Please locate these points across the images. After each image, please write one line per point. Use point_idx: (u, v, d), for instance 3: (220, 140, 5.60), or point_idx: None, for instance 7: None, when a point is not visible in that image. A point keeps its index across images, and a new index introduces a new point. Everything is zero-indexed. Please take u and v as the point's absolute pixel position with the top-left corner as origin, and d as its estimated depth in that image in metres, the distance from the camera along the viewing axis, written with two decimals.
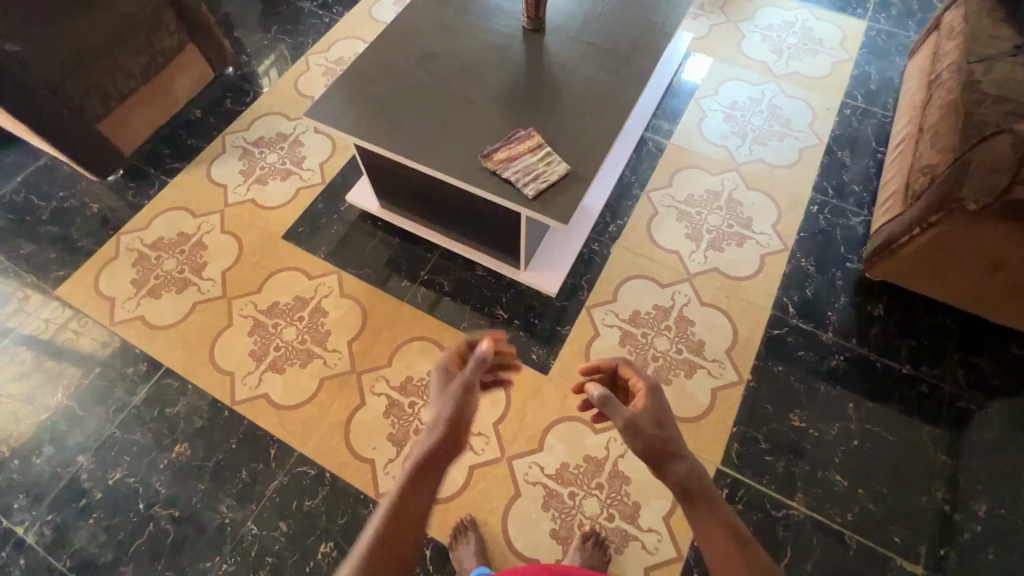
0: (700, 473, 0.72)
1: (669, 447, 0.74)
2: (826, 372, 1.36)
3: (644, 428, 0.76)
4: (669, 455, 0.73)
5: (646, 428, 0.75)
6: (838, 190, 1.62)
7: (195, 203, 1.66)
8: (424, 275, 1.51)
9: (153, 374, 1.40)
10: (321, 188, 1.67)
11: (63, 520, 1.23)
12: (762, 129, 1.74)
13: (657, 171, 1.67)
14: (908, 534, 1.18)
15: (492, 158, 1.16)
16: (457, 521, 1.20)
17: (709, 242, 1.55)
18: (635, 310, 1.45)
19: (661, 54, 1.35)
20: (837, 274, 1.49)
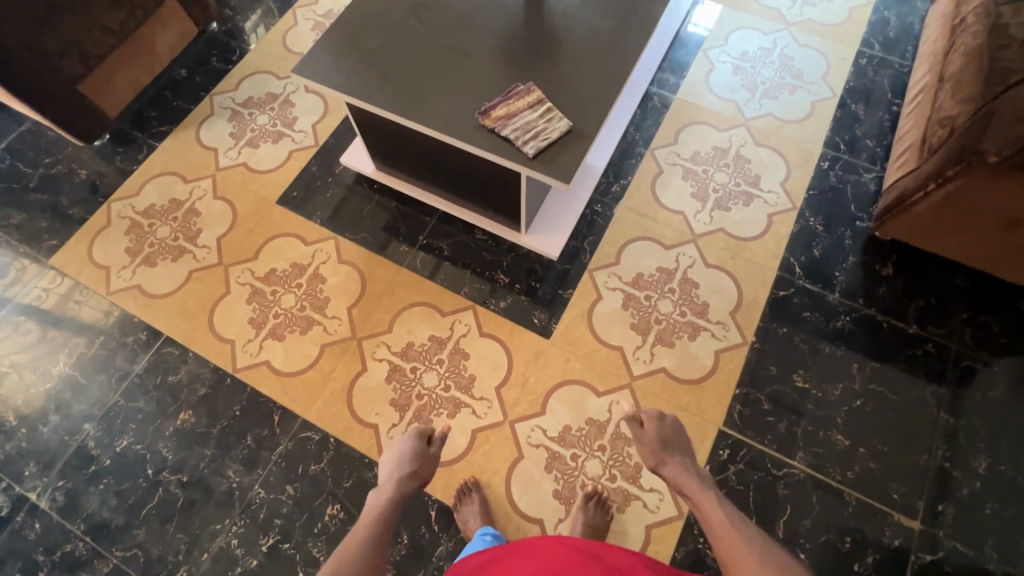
0: (688, 470, 0.98)
1: (661, 459, 1.02)
2: (832, 333, 1.34)
3: (648, 447, 1.05)
4: (661, 462, 1.02)
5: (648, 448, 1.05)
6: (851, 145, 1.56)
7: (185, 168, 1.61)
8: (423, 239, 1.48)
9: (153, 342, 1.39)
10: (314, 150, 1.61)
11: (74, 486, 1.25)
12: (773, 81, 1.66)
13: (663, 127, 1.61)
14: (907, 490, 1.19)
15: (490, 115, 1.11)
16: (462, 481, 1.22)
17: (715, 202, 1.50)
18: (638, 273, 1.42)
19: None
20: (846, 233, 1.45)
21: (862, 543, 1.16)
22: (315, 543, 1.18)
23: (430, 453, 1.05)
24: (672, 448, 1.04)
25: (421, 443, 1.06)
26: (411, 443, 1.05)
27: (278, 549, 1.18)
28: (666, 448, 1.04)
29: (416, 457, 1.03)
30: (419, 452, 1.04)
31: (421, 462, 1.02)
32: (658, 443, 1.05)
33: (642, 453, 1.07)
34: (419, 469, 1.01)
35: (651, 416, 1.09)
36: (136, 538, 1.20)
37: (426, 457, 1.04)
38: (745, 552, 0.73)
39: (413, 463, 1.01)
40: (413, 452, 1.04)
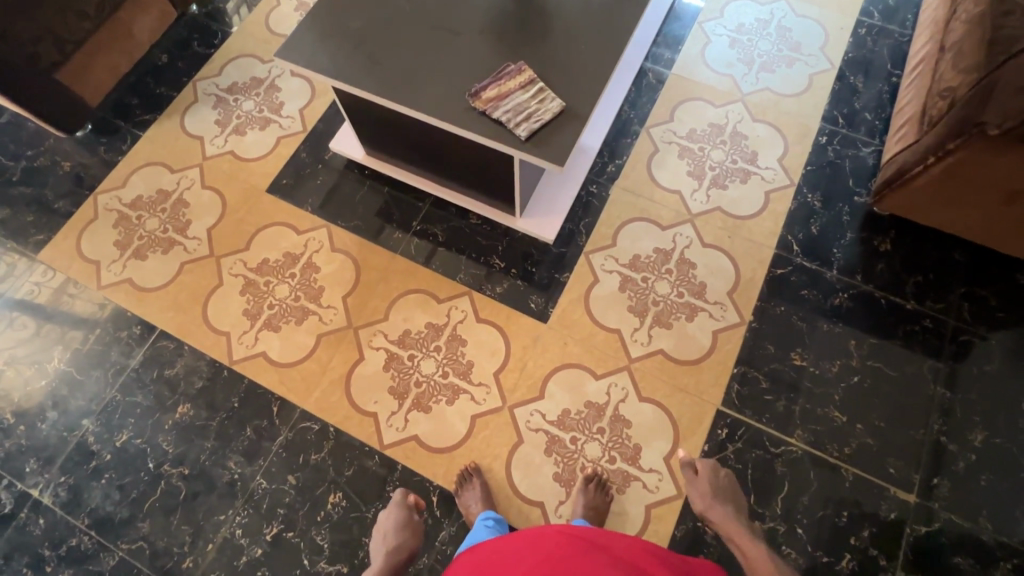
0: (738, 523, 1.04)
1: (711, 504, 1.09)
2: (830, 310, 1.34)
3: (701, 489, 1.12)
4: (710, 507, 1.09)
5: (699, 491, 1.12)
6: (849, 118, 1.54)
7: (171, 157, 1.58)
8: (416, 225, 1.46)
9: (148, 336, 1.38)
10: (303, 136, 1.58)
11: (76, 482, 1.25)
12: (770, 54, 1.62)
13: (658, 104, 1.57)
14: (903, 465, 1.21)
15: (481, 97, 1.08)
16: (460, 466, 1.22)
17: (712, 180, 1.48)
18: (635, 254, 1.41)
19: None
20: (844, 209, 1.44)
21: (858, 517, 1.17)
22: (319, 531, 1.20)
23: (415, 522, 1.14)
24: (724, 495, 1.11)
25: (404, 515, 1.13)
26: (395, 516, 1.13)
27: (282, 537, 1.19)
28: (718, 494, 1.11)
29: (399, 532, 1.11)
30: (401, 524, 1.12)
31: (406, 535, 1.11)
32: (710, 488, 1.11)
33: (692, 494, 1.13)
34: (402, 545, 1.10)
35: (707, 466, 1.15)
36: (141, 531, 1.21)
37: (412, 526, 1.13)
38: None
39: (396, 541, 1.10)
40: (397, 527, 1.12)
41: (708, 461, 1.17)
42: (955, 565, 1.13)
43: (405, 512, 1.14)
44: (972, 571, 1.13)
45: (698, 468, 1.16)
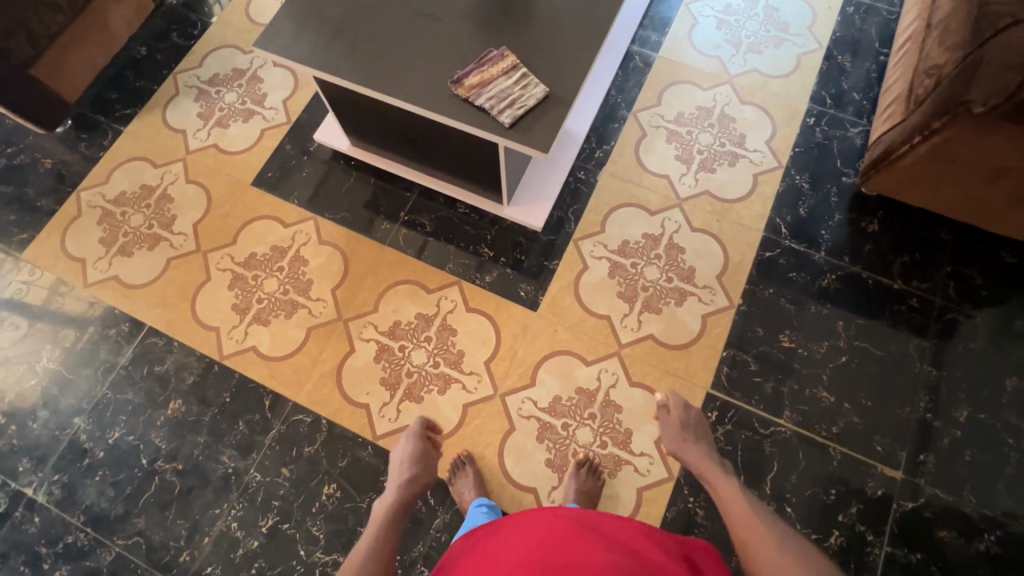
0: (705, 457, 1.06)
1: (682, 442, 1.12)
2: (818, 292, 1.35)
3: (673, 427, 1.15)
4: (682, 446, 1.11)
5: (671, 431, 1.14)
6: (837, 99, 1.53)
7: (154, 152, 1.56)
8: (404, 215, 1.45)
9: (137, 333, 1.37)
10: (287, 128, 1.56)
11: (69, 479, 1.25)
12: (757, 35, 1.61)
13: (646, 88, 1.56)
14: (890, 443, 1.22)
15: (463, 84, 1.06)
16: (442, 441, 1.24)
17: (701, 163, 1.48)
18: (624, 240, 1.40)
19: None
20: (832, 190, 1.44)
21: (845, 494, 1.19)
22: (315, 522, 1.20)
23: (429, 455, 1.15)
24: (696, 433, 1.13)
25: (419, 447, 1.15)
26: (412, 447, 1.15)
27: (278, 529, 1.20)
28: (688, 431, 1.14)
29: (414, 462, 1.12)
30: (418, 455, 1.14)
31: (421, 466, 1.12)
32: (681, 427, 1.14)
33: (664, 433, 1.16)
34: (417, 475, 1.09)
35: (679, 404, 1.19)
36: (137, 526, 1.21)
37: (426, 459, 1.14)
38: (761, 525, 0.81)
39: (412, 467, 1.11)
40: (412, 456, 1.13)
41: (681, 398, 1.20)
42: (940, 539, 1.15)
43: (419, 445, 1.16)
44: (957, 544, 1.15)
45: (670, 407, 1.19)
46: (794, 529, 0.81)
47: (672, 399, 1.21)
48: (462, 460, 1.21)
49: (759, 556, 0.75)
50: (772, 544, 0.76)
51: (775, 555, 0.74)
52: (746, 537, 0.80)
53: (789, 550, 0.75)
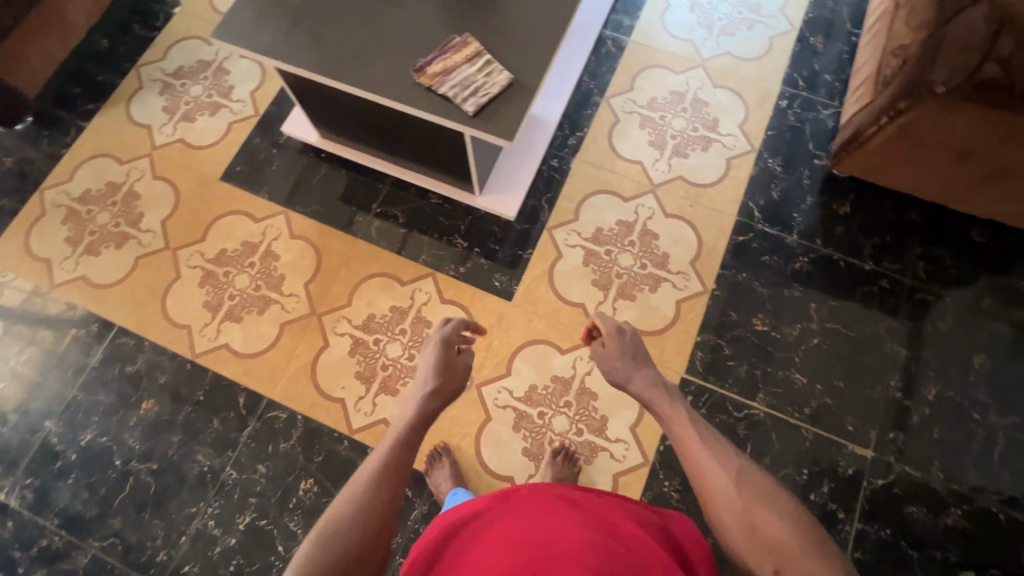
0: (655, 385, 0.94)
1: (627, 372, 0.97)
2: (791, 275, 1.35)
3: (610, 355, 1.01)
4: (627, 376, 0.97)
5: (610, 362, 1.00)
6: (809, 81, 1.52)
7: (119, 148, 1.52)
8: (376, 207, 1.43)
9: (106, 333, 1.35)
10: (255, 120, 1.53)
11: (42, 483, 1.24)
12: (730, 18, 1.60)
13: (618, 74, 1.55)
14: (861, 422, 1.24)
15: (426, 73, 1.04)
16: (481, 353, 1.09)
17: (674, 148, 1.47)
18: (598, 228, 1.40)
19: None
20: (804, 173, 1.44)
21: (817, 474, 1.21)
22: (292, 518, 1.20)
23: (459, 364, 0.98)
24: (640, 355, 1.00)
25: (447, 353, 0.98)
26: (440, 351, 0.98)
27: (255, 526, 1.19)
28: (634, 359, 1.00)
29: (442, 369, 0.96)
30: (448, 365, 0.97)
31: (449, 375, 0.95)
32: (619, 355, 1.00)
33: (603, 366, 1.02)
34: (445, 383, 0.94)
35: (612, 330, 1.03)
36: (112, 527, 1.20)
37: (455, 367, 0.97)
38: (735, 489, 0.72)
39: (439, 375, 0.95)
40: (440, 361, 0.97)
41: (612, 319, 1.04)
42: (909, 514, 1.18)
43: (450, 351, 0.99)
44: (925, 519, 1.17)
45: (603, 337, 1.04)
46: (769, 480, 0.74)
47: (604, 323, 1.04)
48: (437, 451, 1.22)
49: (720, 501, 0.73)
50: (735, 488, 0.72)
51: (738, 498, 0.72)
52: (704, 479, 0.75)
53: (783, 518, 0.68)
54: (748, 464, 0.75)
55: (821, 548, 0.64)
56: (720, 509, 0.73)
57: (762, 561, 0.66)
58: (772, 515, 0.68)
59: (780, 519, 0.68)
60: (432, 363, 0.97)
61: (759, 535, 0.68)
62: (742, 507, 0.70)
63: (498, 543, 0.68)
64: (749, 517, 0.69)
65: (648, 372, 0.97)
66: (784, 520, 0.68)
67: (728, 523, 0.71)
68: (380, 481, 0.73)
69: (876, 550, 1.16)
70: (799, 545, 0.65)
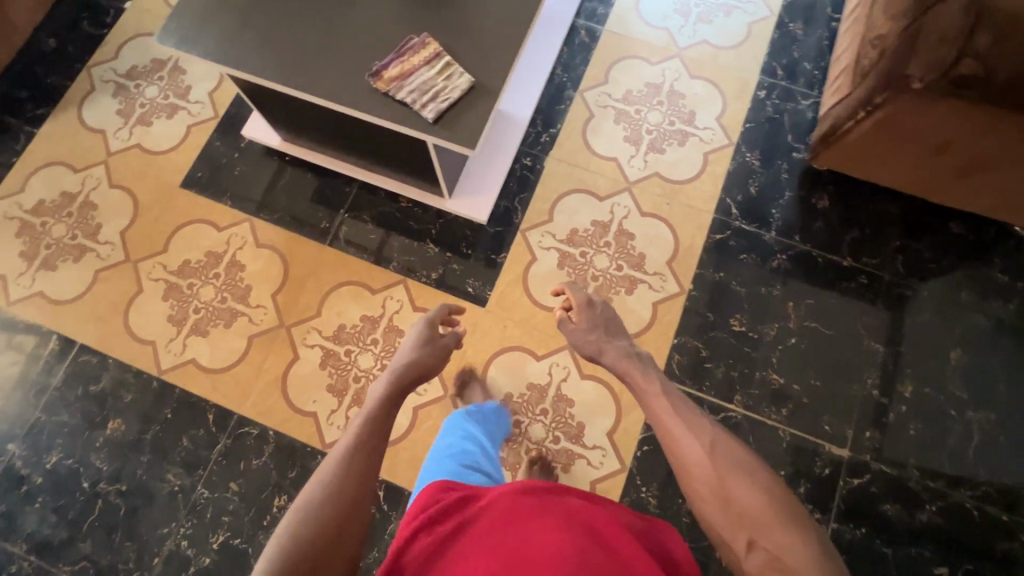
0: (630, 356, 0.92)
1: (600, 343, 0.96)
2: (769, 273, 1.33)
3: (581, 324, 1.00)
4: (600, 347, 0.96)
5: (579, 332, 0.99)
6: (788, 69, 1.48)
7: (73, 155, 1.45)
8: (344, 213, 1.38)
9: (67, 352, 1.30)
10: (215, 123, 1.46)
11: (9, 508, 1.21)
12: (707, 4, 1.54)
13: (592, 66, 1.49)
14: (838, 421, 1.23)
15: (382, 77, 0.99)
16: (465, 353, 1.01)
17: (649, 143, 1.43)
18: (573, 229, 1.36)
19: None
20: (782, 166, 1.40)
21: (794, 475, 1.21)
22: (266, 535, 1.18)
23: (440, 341, 0.93)
24: (612, 328, 1.00)
25: (427, 332, 0.95)
26: (420, 332, 0.94)
27: (230, 544, 1.18)
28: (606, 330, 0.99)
29: (421, 347, 0.91)
30: (425, 342, 0.93)
31: (428, 350, 0.91)
32: (587, 328, 0.99)
33: (575, 341, 1.00)
34: (425, 357, 0.89)
35: (580, 302, 1.03)
36: (83, 551, 1.18)
37: (435, 344, 0.93)
38: (705, 452, 0.69)
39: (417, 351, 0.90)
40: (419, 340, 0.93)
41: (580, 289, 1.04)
42: (884, 512, 1.18)
43: (430, 333, 0.95)
44: (901, 516, 1.18)
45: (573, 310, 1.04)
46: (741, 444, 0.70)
47: (571, 293, 1.02)
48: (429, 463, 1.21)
49: (691, 471, 0.68)
50: (705, 453, 0.68)
51: (711, 467, 0.67)
52: (676, 449, 0.71)
53: (755, 483, 0.64)
54: (722, 430, 0.70)
55: (795, 516, 0.60)
56: (693, 479, 0.68)
57: (735, 530, 0.62)
58: (746, 483, 0.64)
59: (754, 488, 0.64)
60: (413, 343, 0.93)
61: (733, 506, 0.64)
62: (715, 477, 0.66)
63: (475, 540, 0.66)
64: (721, 482, 0.66)
65: (619, 344, 0.95)
66: (760, 490, 0.63)
67: (700, 492, 0.67)
68: (354, 455, 0.68)
69: (851, 549, 1.16)
70: (775, 515, 0.61)
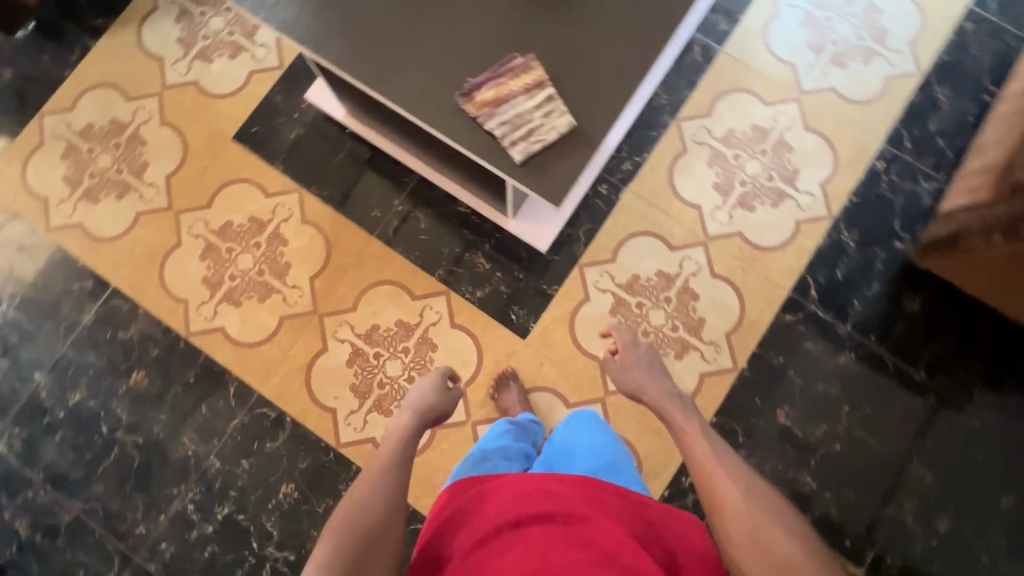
0: (669, 393, 0.91)
1: (642, 380, 0.94)
2: (832, 369, 1.23)
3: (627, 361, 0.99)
4: (642, 385, 0.94)
5: (621, 371, 0.98)
6: (917, 142, 1.30)
7: (126, 80, 1.36)
8: (398, 206, 1.30)
9: (100, 292, 1.28)
10: (278, 74, 1.35)
11: (31, 435, 1.24)
12: (847, 42, 1.34)
13: (698, 92, 1.32)
14: (861, 539, 1.18)
15: (473, 98, 0.87)
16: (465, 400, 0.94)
17: (740, 197, 1.29)
18: (634, 275, 1.26)
19: None
20: (879, 255, 1.26)
21: None
22: (269, 518, 1.20)
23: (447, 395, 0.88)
24: (655, 369, 0.97)
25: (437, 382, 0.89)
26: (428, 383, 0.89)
27: (233, 519, 1.20)
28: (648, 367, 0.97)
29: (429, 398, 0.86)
30: (433, 391, 0.87)
31: (435, 401, 0.85)
32: (631, 366, 0.97)
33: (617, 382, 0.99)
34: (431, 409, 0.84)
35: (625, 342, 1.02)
36: (95, 493, 1.21)
37: (442, 397, 0.87)
38: (741, 491, 0.68)
39: (426, 405, 0.84)
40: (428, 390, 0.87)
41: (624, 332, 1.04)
42: None
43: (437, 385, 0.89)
44: None
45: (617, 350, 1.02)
46: (774, 490, 0.70)
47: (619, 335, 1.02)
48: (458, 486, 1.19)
49: (727, 511, 0.67)
50: (741, 493, 0.68)
51: (746, 509, 0.67)
52: (712, 484, 0.70)
53: (791, 532, 0.64)
54: (757, 476, 0.71)
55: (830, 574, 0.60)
56: (729, 523, 0.66)
57: None
58: (782, 532, 0.64)
59: (789, 537, 0.63)
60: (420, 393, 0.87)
61: (768, 554, 0.63)
62: (752, 520, 0.65)
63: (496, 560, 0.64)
64: (756, 523, 0.65)
65: (664, 383, 0.94)
66: (796, 543, 0.63)
67: (733, 532, 0.65)
68: (360, 522, 0.63)
69: None
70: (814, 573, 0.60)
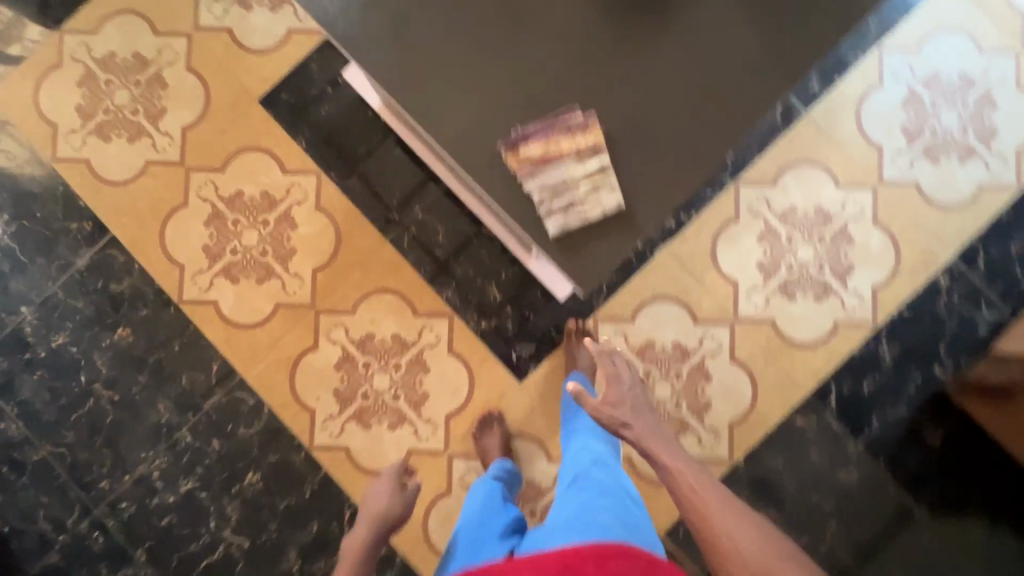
0: (655, 430, 0.82)
1: (626, 418, 0.83)
2: (830, 483, 1.17)
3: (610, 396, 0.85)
4: (624, 422, 0.82)
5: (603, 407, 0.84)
6: (993, 265, 1.17)
7: (157, 12, 1.25)
8: (418, 213, 1.21)
9: (97, 238, 1.22)
10: (319, 40, 1.23)
11: (9, 368, 1.22)
12: (947, 134, 1.19)
13: (767, 157, 1.19)
14: None
15: (518, 152, 0.77)
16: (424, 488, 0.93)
17: (782, 282, 1.19)
18: (650, 341, 1.19)
19: (851, 27, 0.80)
20: (914, 378, 1.17)
21: None
22: (230, 502, 1.19)
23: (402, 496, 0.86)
24: (639, 405, 0.85)
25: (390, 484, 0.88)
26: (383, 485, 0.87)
27: (195, 494, 1.19)
28: (634, 405, 0.85)
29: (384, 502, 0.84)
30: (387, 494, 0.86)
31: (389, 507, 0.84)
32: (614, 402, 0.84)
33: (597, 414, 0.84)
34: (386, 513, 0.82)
35: (611, 369, 0.88)
36: (65, 439, 1.21)
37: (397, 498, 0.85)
38: (744, 531, 0.69)
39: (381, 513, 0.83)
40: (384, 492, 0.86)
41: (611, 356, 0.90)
42: None
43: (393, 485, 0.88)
44: None
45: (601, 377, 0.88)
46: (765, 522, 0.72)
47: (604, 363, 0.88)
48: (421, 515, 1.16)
49: (738, 553, 0.68)
50: (744, 530, 0.70)
51: (753, 548, 0.68)
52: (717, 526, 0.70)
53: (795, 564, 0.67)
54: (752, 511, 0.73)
55: None
56: (734, 560, 0.68)
57: None
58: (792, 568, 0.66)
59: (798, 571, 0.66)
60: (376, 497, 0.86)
61: None
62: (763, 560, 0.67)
63: None
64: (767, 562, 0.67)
65: (648, 417, 0.84)
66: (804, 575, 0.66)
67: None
68: None
69: None
70: None
